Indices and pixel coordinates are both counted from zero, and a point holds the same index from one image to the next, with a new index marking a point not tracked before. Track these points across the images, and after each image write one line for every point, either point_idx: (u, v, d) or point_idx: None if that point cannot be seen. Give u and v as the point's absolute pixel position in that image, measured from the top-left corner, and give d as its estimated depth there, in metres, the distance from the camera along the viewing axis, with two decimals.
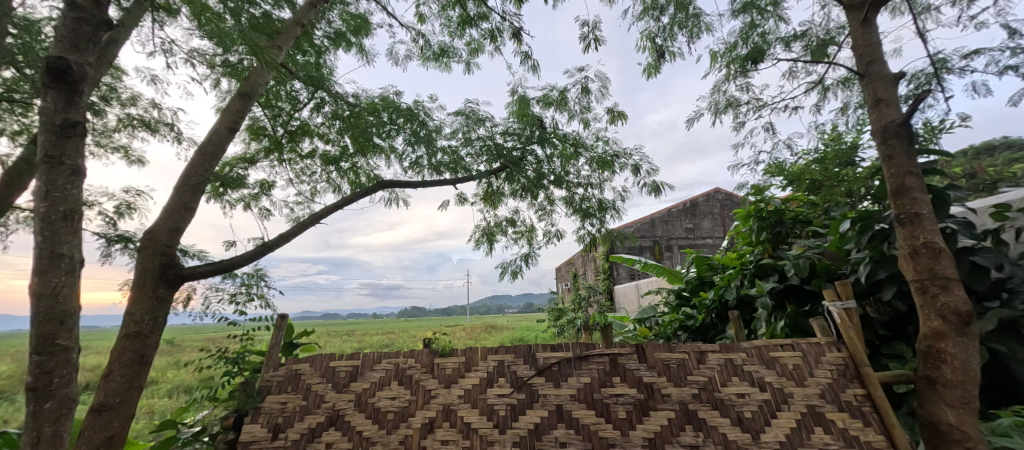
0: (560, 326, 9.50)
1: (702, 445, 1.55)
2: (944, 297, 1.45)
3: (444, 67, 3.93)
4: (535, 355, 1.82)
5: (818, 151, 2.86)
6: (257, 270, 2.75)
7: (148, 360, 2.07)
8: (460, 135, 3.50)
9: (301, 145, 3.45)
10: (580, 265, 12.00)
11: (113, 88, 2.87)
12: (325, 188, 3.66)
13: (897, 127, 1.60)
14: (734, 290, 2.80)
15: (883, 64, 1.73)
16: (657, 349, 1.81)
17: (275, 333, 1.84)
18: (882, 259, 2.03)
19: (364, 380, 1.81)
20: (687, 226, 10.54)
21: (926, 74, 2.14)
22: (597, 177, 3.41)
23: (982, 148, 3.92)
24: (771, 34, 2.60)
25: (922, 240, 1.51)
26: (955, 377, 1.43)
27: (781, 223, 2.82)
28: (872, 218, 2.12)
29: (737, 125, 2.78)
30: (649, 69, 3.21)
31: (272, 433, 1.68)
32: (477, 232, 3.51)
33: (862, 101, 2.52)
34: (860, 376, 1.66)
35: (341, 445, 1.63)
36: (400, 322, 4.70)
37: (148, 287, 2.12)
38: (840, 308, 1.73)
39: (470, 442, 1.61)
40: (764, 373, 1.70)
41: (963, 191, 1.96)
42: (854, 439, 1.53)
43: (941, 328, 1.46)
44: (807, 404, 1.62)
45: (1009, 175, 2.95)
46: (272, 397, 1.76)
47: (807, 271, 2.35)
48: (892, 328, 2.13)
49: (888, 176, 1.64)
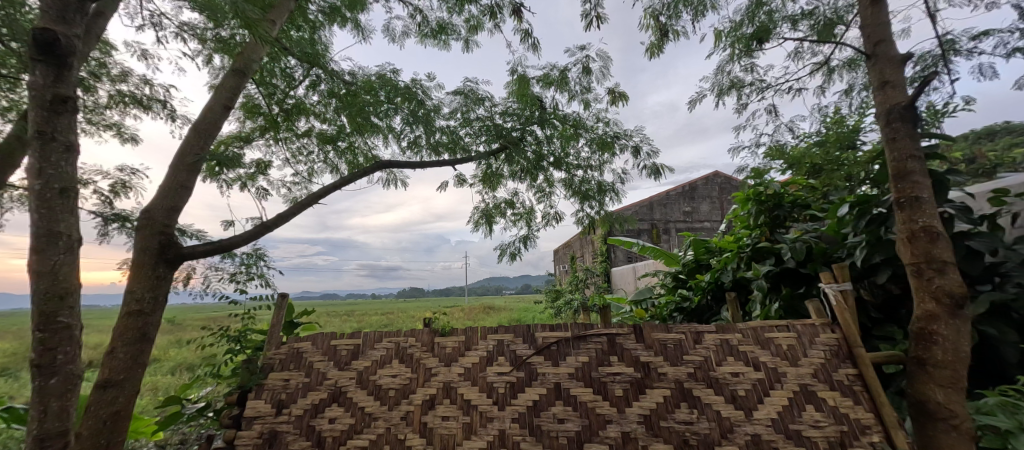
0: (557, 307, 9.53)
1: (696, 422, 1.60)
2: (940, 280, 1.48)
3: (443, 45, 3.85)
4: (534, 335, 1.86)
5: (820, 134, 2.84)
6: (256, 249, 2.76)
7: (151, 338, 2.11)
8: (459, 115, 3.45)
9: (297, 124, 3.39)
10: (578, 247, 12.01)
11: (103, 64, 2.82)
12: (323, 169, 3.62)
13: (902, 110, 1.61)
14: (731, 273, 2.86)
15: (891, 45, 1.72)
16: (655, 329, 1.84)
17: (276, 312, 1.87)
18: (879, 243, 2.08)
19: (365, 358, 1.84)
20: (686, 210, 10.52)
21: (933, 55, 2.14)
22: (598, 159, 3.39)
23: (983, 133, 3.90)
24: (778, 12, 2.57)
25: (921, 224, 1.53)
26: (946, 358, 1.47)
27: (780, 207, 2.85)
28: (871, 203, 2.16)
29: (739, 108, 2.77)
30: (650, 49, 3.17)
31: (276, 409, 1.73)
32: (476, 214, 3.50)
33: (867, 84, 2.50)
34: (853, 356, 1.70)
35: (344, 420, 1.69)
36: (399, 302, 4.71)
37: (148, 267, 2.14)
38: (836, 290, 1.76)
39: (471, 418, 1.66)
40: (760, 353, 1.74)
41: (964, 175, 2.00)
42: (844, 416, 1.59)
43: (935, 311, 1.50)
44: (800, 383, 1.66)
45: (1010, 159, 2.96)
46: (275, 373, 1.80)
47: (803, 254, 2.39)
48: (885, 311, 2.20)
49: (890, 159, 1.65)
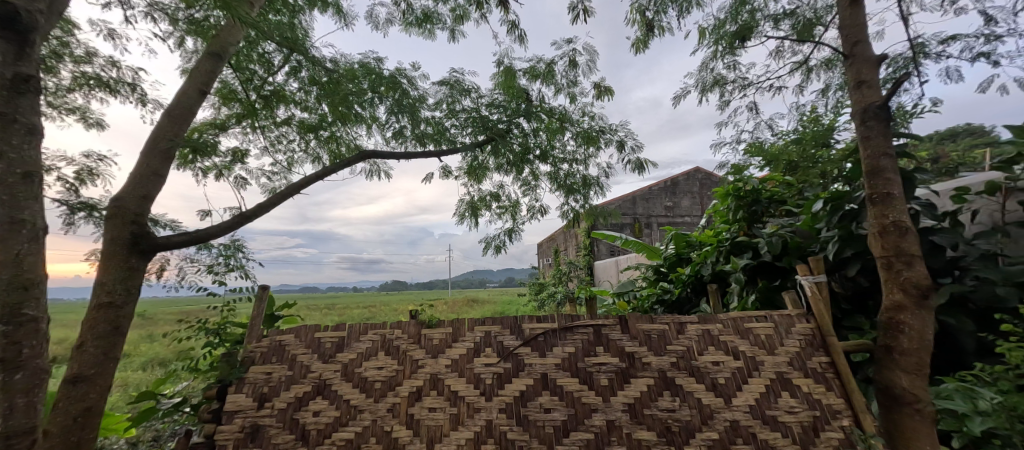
0: (541, 300, 9.60)
1: (678, 409, 1.65)
2: (907, 272, 1.56)
3: (428, 34, 3.79)
4: (521, 326, 1.87)
5: (797, 131, 2.93)
6: (234, 241, 2.69)
7: (124, 331, 2.04)
8: (445, 106, 3.42)
9: (276, 111, 3.29)
10: (562, 241, 12.10)
11: (65, 43, 2.67)
12: (304, 158, 3.53)
13: (876, 109, 1.68)
14: (711, 266, 2.96)
15: (867, 45, 1.78)
16: (640, 320, 1.87)
17: (257, 304, 1.83)
18: (851, 237, 2.17)
19: (351, 350, 1.82)
20: (667, 204, 10.71)
21: (904, 58, 2.24)
22: (583, 153, 3.41)
23: (947, 134, 4.10)
24: (760, 11, 2.63)
25: (891, 219, 1.60)
26: (912, 346, 1.56)
27: (757, 203, 2.96)
28: (843, 199, 2.25)
29: (721, 104, 2.83)
30: (636, 44, 3.20)
31: (257, 402, 1.70)
32: (461, 206, 3.48)
33: (842, 84, 2.59)
34: (826, 345, 1.78)
35: (329, 413, 1.68)
36: (381, 295, 4.66)
37: (119, 257, 2.06)
38: (811, 282, 1.83)
39: (458, 409, 1.67)
40: (739, 343, 1.79)
41: (929, 174, 2.11)
42: (817, 402, 1.67)
43: (902, 301, 1.58)
44: (777, 371, 1.73)
45: (971, 159, 3.13)
46: (257, 367, 1.77)
47: (779, 248, 2.48)
48: (855, 302, 2.30)
49: (864, 157, 1.72)
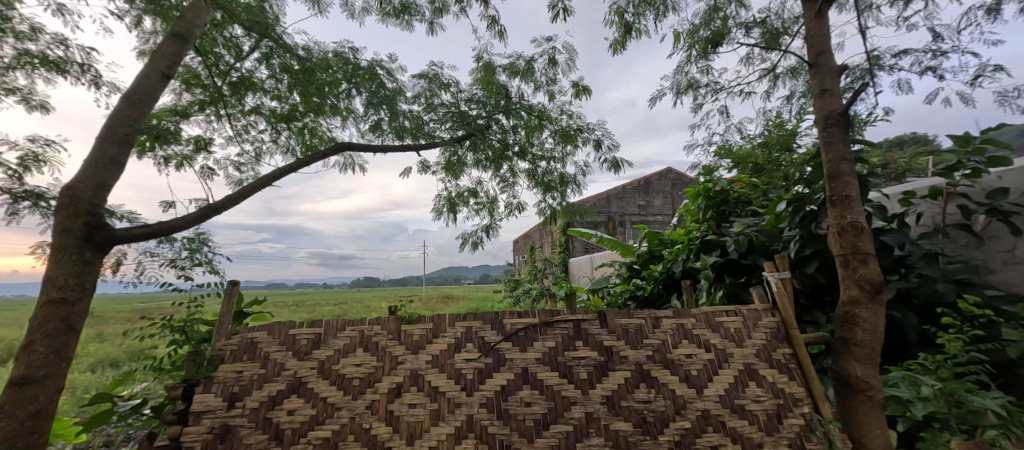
0: (516, 296, 9.65)
1: (653, 400, 1.71)
2: (863, 269, 1.68)
3: (405, 25, 3.72)
4: (502, 321, 1.87)
5: (763, 135, 3.08)
6: (199, 234, 2.56)
7: (77, 329, 1.91)
8: (423, 99, 3.38)
9: (245, 99, 3.15)
10: (537, 238, 12.19)
11: (7, 17, 2.46)
12: (274, 149, 3.40)
13: (837, 116, 1.79)
14: (681, 263, 3.07)
15: (830, 56, 1.90)
16: (618, 315, 1.92)
17: (226, 299, 1.76)
18: (811, 237, 2.31)
19: (327, 347, 1.77)
20: (639, 203, 10.98)
21: (862, 69, 2.40)
22: (561, 151, 3.45)
23: (895, 141, 4.42)
24: (731, 18, 2.74)
25: (849, 219, 1.72)
26: (865, 337, 1.68)
27: (725, 203, 3.09)
28: (805, 200, 2.39)
29: (694, 107, 2.94)
30: (614, 45, 3.27)
31: (227, 402, 1.64)
32: (438, 202, 3.45)
33: (806, 91, 2.73)
34: (789, 337, 1.89)
35: (304, 412, 1.64)
36: (354, 291, 4.55)
37: (73, 250, 1.93)
38: (777, 278, 1.93)
39: (438, 404, 1.67)
40: (710, 336, 1.88)
41: (881, 178, 2.27)
42: (781, 391, 1.77)
43: (858, 296, 1.70)
44: (745, 362, 1.82)
45: (917, 166, 3.39)
46: (226, 365, 1.70)
47: (745, 247, 2.60)
48: (813, 298, 2.46)
49: (826, 161, 1.83)
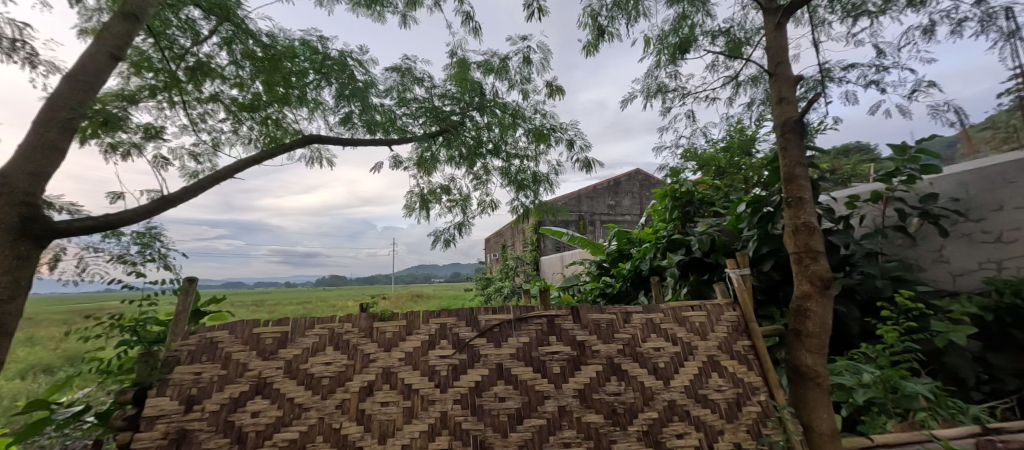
0: (487, 294, 9.61)
1: (624, 392, 1.76)
2: (814, 266, 1.80)
3: (377, 17, 3.63)
4: (476, 318, 1.86)
5: (725, 140, 3.24)
6: (150, 228, 2.40)
7: (8, 330, 1.74)
8: (395, 94, 3.30)
9: (202, 86, 2.97)
10: (509, 237, 12.22)
11: None
12: (234, 140, 3.23)
13: (794, 123, 1.90)
14: (649, 262, 3.17)
15: (788, 66, 2.02)
16: (590, 310, 1.95)
17: (182, 298, 1.64)
18: (768, 236, 2.45)
19: (295, 346, 1.69)
20: (609, 203, 11.24)
21: (815, 80, 2.57)
22: (534, 150, 3.48)
23: (843, 149, 4.76)
24: (698, 27, 2.86)
25: (802, 220, 1.83)
26: (815, 329, 1.79)
27: (690, 204, 3.22)
28: (762, 202, 2.54)
29: (663, 111, 3.04)
30: (587, 47, 3.33)
31: (184, 406, 1.54)
32: (410, 198, 3.39)
33: (765, 99, 2.90)
34: (748, 330, 1.99)
35: (270, 413, 1.56)
36: (320, 290, 4.39)
37: (4, 243, 1.76)
38: (738, 274, 2.03)
39: (411, 402, 1.65)
40: (677, 330, 1.94)
41: (830, 182, 2.44)
42: (741, 380, 1.87)
43: (810, 291, 1.81)
44: (708, 354, 1.90)
45: (861, 172, 3.67)
46: (183, 367, 1.59)
47: (708, 245, 2.73)
48: (769, 294, 2.61)
49: (783, 165, 1.94)
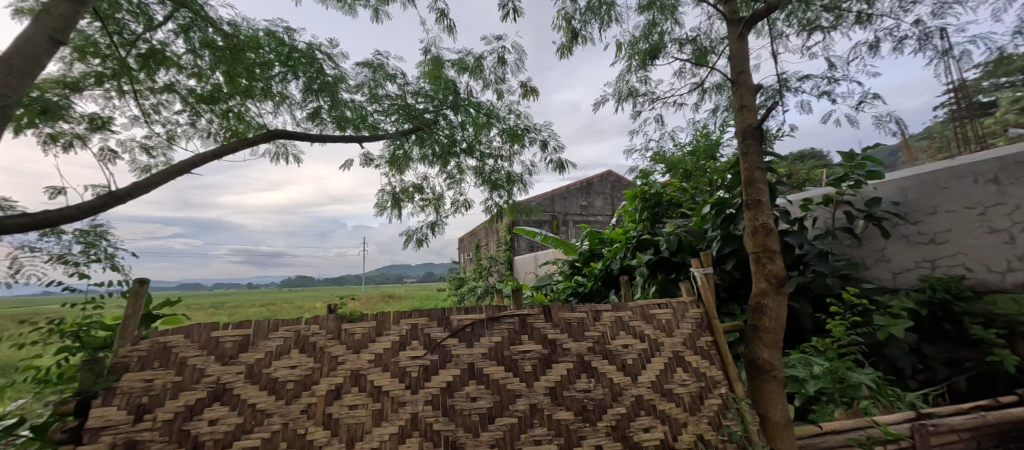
0: (460, 294, 9.54)
1: (593, 389, 1.79)
2: (771, 264, 1.89)
3: (348, 10, 3.53)
4: (448, 318, 1.82)
5: (691, 144, 3.35)
6: (94, 227, 2.23)
7: None
8: (366, 90, 3.21)
9: (155, 75, 2.79)
10: (482, 236, 12.19)
11: None
12: (191, 133, 3.05)
13: (754, 129, 1.99)
14: (619, 261, 3.24)
15: (749, 75, 2.11)
16: (561, 309, 1.95)
17: (131, 301, 1.50)
18: (730, 237, 2.56)
19: (257, 349, 1.60)
20: (581, 204, 11.41)
21: (774, 89, 2.71)
22: (508, 150, 3.48)
23: (801, 155, 5.03)
24: (667, 34, 2.94)
25: (760, 221, 1.92)
26: (770, 324, 1.88)
27: (659, 205, 3.31)
28: (726, 204, 2.64)
29: (634, 114, 3.12)
30: (561, 49, 3.36)
31: (134, 416, 1.43)
32: (381, 196, 3.31)
33: (728, 106, 3.03)
34: (710, 327, 2.07)
35: (229, 421, 1.48)
36: (286, 291, 4.22)
37: None
38: (702, 272, 2.10)
39: (381, 404, 1.60)
40: (644, 327, 1.99)
41: (786, 186, 2.58)
42: (703, 375, 1.93)
43: (766, 288, 1.90)
44: (674, 350, 1.96)
45: (815, 177, 3.89)
46: (132, 374, 1.46)
47: (675, 245, 2.82)
48: (730, 291, 2.72)
49: (743, 168, 2.02)
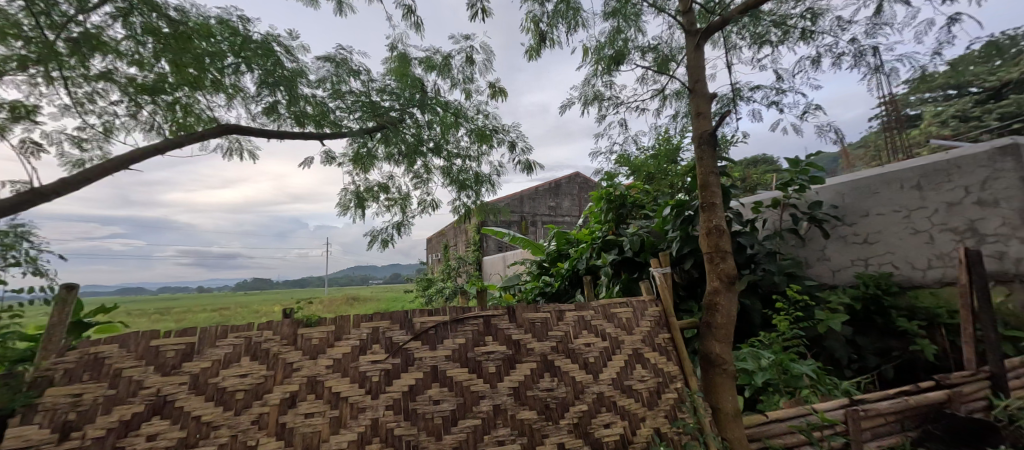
0: (428, 295, 9.41)
1: (556, 388, 1.81)
2: (722, 263, 1.96)
3: (309, 2, 3.39)
4: (411, 320, 1.78)
5: (654, 148, 3.46)
6: (14, 227, 2.01)
7: None
8: (328, 85, 3.11)
9: (91, 62, 2.57)
10: (451, 236, 12.08)
11: None
12: (134, 125, 2.84)
13: (709, 135, 2.08)
14: (585, 261, 3.30)
15: (705, 84, 2.20)
16: (526, 309, 1.96)
17: (55, 309, 1.36)
18: (689, 238, 2.65)
19: (202, 358, 1.50)
20: (550, 205, 11.53)
21: (729, 97, 2.83)
22: (476, 150, 3.47)
23: (755, 160, 5.30)
24: (631, 41, 3.01)
25: (714, 224, 2.01)
26: (721, 320, 1.92)
27: (623, 206, 3.40)
28: (684, 206, 2.74)
29: (599, 117, 3.18)
30: (529, 51, 3.38)
31: (59, 435, 1.29)
32: (344, 196, 3.21)
33: (688, 112, 3.14)
34: (667, 324, 2.15)
35: (170, 435, 1.38)
36: (242, 293, 4.01)
37: None
38: (660, 272, 2.17)
39: (340, 411, 1.55)
40: (606, 325, 2.03)
41: (739, 189, 2.71)
42: (661, 371, 2.01)
43: (718, 286, 1.97)
44: (634, 347, 2.02)
45: (766, 181, 4.12)
46: (56, 388, 1.31)
47: (638, 246, 2.89)
48: (688, 290, 2.82)
49: (699, 172, 2.10)
